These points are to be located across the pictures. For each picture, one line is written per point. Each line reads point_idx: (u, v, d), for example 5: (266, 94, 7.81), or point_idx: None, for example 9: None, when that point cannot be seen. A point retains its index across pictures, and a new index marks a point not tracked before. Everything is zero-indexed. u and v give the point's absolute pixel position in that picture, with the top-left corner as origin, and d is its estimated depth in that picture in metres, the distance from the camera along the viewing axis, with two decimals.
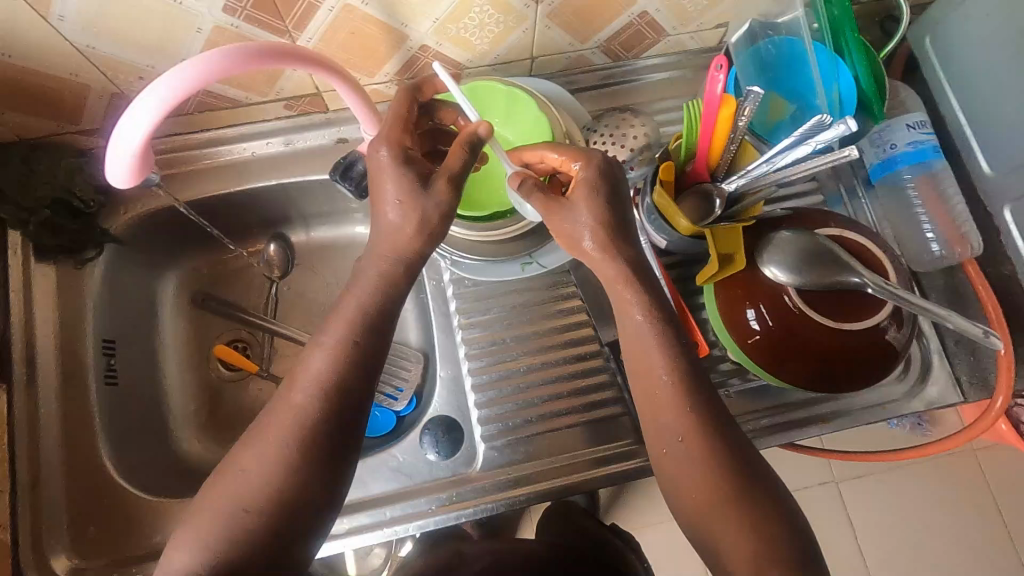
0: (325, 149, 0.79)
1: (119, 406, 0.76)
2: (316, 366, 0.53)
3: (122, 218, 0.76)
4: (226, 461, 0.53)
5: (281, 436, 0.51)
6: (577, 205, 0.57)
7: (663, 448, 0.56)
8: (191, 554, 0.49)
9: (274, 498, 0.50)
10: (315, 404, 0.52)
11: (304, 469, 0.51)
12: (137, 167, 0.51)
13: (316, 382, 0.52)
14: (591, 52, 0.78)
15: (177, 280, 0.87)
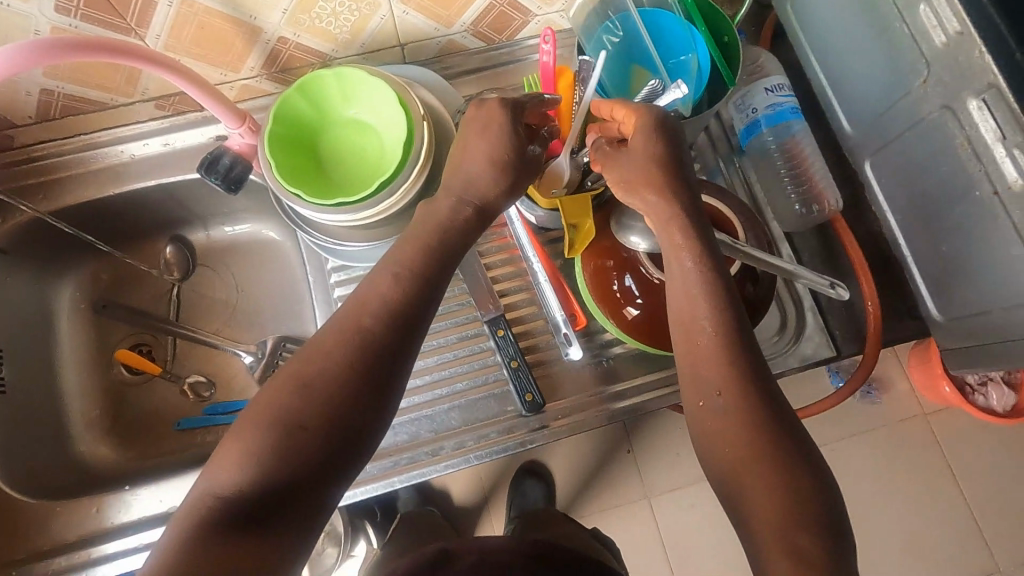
0: (203, 146, 0.80)
1: (10, 414, 0.76)
2: (381, 291, 0.53)
3: (1, 228, 0.76)
4: (279, 372, 0.50)
5: (345, 354, 0.50)
6: (634, 149, 0.58)
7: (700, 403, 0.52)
8: (240, 471, 0.46)
9: (324, 415, 0.48)
10: (380, 331, 0.51)
11: (357, 388, 0.49)
12: None
13: (384, 310, 0.52)
14: (461, 36, 0.79)
15: (76, 288, 0.88)
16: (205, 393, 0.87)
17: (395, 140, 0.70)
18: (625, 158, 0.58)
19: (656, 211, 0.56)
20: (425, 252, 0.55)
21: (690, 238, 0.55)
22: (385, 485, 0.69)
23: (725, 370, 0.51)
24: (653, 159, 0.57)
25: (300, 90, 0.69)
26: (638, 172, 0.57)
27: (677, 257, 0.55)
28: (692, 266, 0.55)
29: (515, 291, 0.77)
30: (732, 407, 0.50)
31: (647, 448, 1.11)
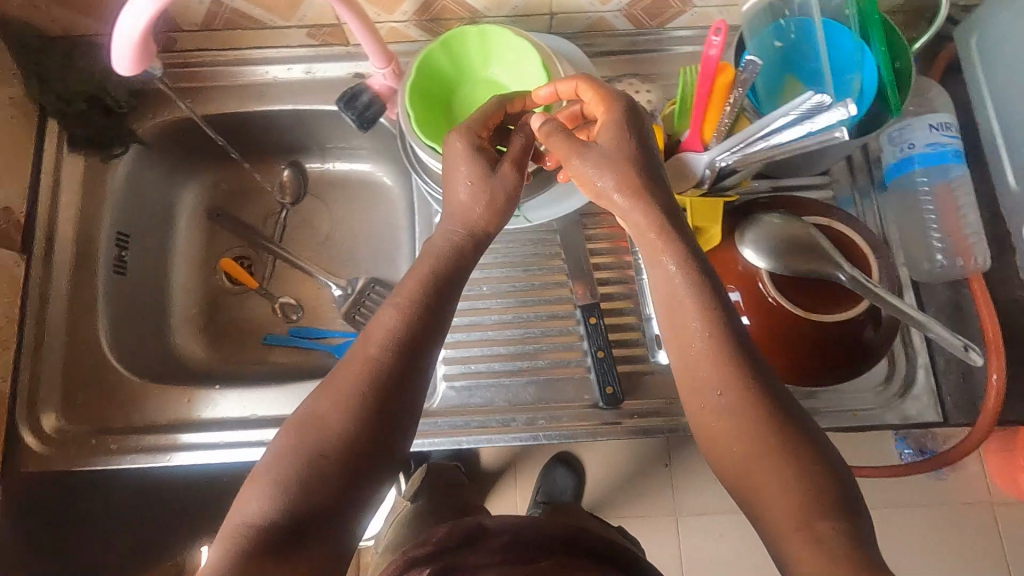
0: (341, 81, 0.82)
1: (125, 295, 0.81)
2: (388, 324, 0.53)
3: (149, 121, 0.82)
4: (295, 415, 0.52)
5: (358, 386, 0.51)
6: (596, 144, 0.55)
7: (704, 404, 0.50)
8: (264, 505, 0.47)
9: (341, 446, 0.49)
10: (388, 359, 0.52)
11: (372, 415, 0.50)
12: (140, 53, 0.56)
13: (385, 340, 0.52)
14: (612, 16, 0.77)
15: (196, 191, 0.92)
16: (292, 316, 0.91)
17: None
18: (590, 148, 0.55)
19: (638, 216, 0.54)
20: (423, 289, 0.55)
21: (669, 240, 0.53)
22: (452, 442, 0.71)
23: (722, 369, 0.49)
24: (625, 149, 0.55)
25: (443, 45, 0.69)
26: (609, 168, 0.54)
27: (660, 260, 0.53)
28: (673, 269, 0.53)
29: (613, 282, 0.76)
30: (732, 403, 0.49)
31: (686, 465, 1.09)
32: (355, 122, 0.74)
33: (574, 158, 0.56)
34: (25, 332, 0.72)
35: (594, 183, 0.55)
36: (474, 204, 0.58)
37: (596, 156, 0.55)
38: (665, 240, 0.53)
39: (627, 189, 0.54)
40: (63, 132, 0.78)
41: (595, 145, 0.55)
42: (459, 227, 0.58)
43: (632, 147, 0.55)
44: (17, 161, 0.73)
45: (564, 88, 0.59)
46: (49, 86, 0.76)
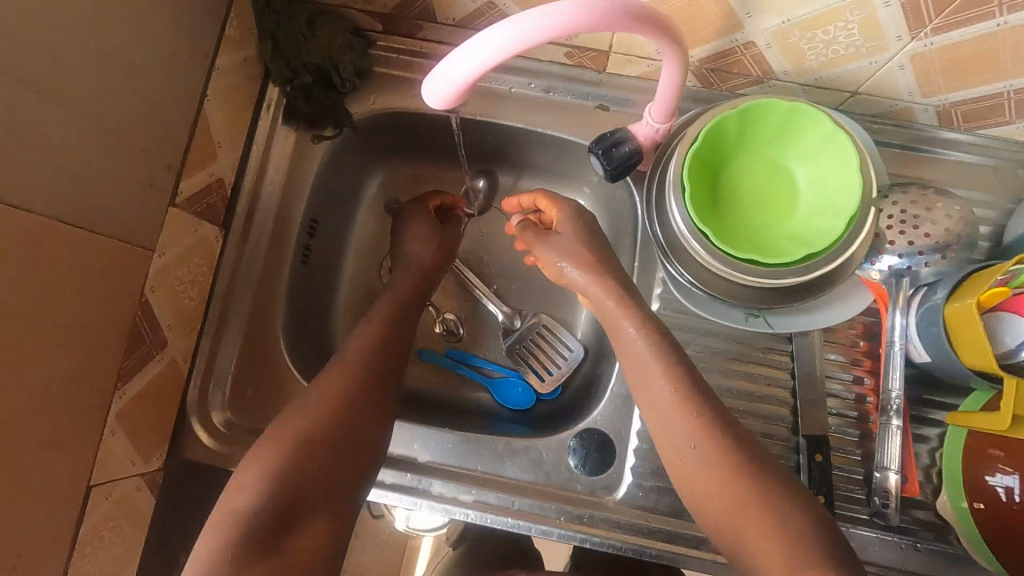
0: (582, 110, 0.73)
1: (305, 286, 0.76)
2: (365, 336, 0.66)
3: (367, 106, 0.74)
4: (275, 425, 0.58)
5: (361, 362, 0.64)
6: (565, 237, 0.66)
7: (680, 458, 0.56)
8: (251, 494, 0.52)
9: (337, 403, 0.59)
10: (361, 372, 0.62)
11: (370, 384, 0.63)
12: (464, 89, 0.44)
13: (359, 345, 0.64)
14: (922, 109, 0.66)
15: (380, 180, 0.84)
16: (455, 335, 0.85)
17: (828, 202, 0.59)
18: (555, 238, 0.66)
19: (600, 290, 0.62)
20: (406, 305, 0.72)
21: (628, 308, 0.61)
22: (633, 550, 0.64)
23: (695, 424, 0.56)
24: (584, 239, 0.65)
25: (743, 113, 0.59)
26: (568, 255, 0.64)
27: (622, 326, 0.61)
28: (635, 334, 0.60)
29: (838, 413, 0.67)
30: (708, 454, 0.55)
31: None
32: (602, 168, 0.64)
33: (540, 246, 0.67)
34: (210, 312, 0.68)
35: (557, 266, 0.66)
36: (431, 241, 0.76)
37: (560, 246, 0.65)
38: (624, 306, 0.61)
39: (586, 267, 0.63)
40: (282, 101, 0.72)
41: (562, 233, 0.66)
42: (424, 256, 0.75)
43: (592, 238, 0.66)
44: (238, 130, 0.68)
45: (521, 199, 0.72)
46: (280, 49, 0.68)
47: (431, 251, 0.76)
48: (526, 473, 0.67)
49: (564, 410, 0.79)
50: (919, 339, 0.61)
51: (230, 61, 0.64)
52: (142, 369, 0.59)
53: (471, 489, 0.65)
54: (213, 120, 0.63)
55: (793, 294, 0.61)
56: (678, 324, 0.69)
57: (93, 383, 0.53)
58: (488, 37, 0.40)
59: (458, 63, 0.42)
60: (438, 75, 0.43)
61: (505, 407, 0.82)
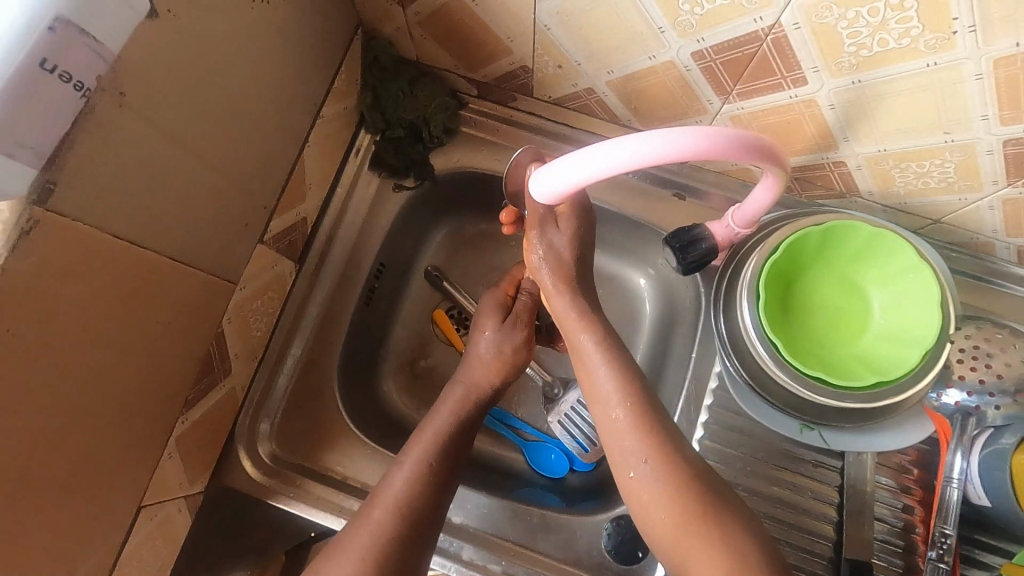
0: (658, 196, 0.74)
1: (362, 328, 0.77)
2: (396, 488, 0.57)
3: (448, 164, 0.76)
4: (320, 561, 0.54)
5: (388, 520, 0.55)
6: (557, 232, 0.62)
7: (630, 472, 0.57)
8: None
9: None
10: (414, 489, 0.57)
11: (391, 550, 0.54)
12: (565, 193, 0.49)
13: (390, 503, 0.56)
14: (1002, 246, 0.65)
15: (447, 230, 0.85)
16: None
17: (900, 333, 0.59)
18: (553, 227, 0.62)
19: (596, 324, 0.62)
20: (433, 444, 0.61)
21: (590, 322, 0.62)
22: None
23: (645, 442, 0.57)
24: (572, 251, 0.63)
25: (827, 230, 0.60)
26: (555, 256, 0.62)
27: (578, 336, 0.62)
28: (606, 356, 0.61)
29: (884, 541, 0.65)
30: (656, 474, 0.55)
31: None
32: (676, 261, 0.65)
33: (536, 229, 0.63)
34: (273, 343, 0.70)
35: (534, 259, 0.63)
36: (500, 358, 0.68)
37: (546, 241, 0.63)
38: (585, 321, 0.62)
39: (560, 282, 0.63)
40: (371, 149, 0.75)
41: (558, 230, 0.63)
42: (486, 372, 0.67)
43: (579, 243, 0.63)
44: (327, 172, 0.71)
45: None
46: (379, 104, 0.73)
47: (490, 364, 0.67)
48: (557, 552, 0.66)
49: (597, 491, 0.77)
50: (980, 483, 0.59)
51: (332, 110, 0.68)
52: (206, 396, 0.61)
53: (501, 560, 0.65)
54: (308, 164, 0.66)
55: (851, 415, 0.62)
56: (730, 420, 0.69)
57: (163, 411, 0.55)
58: (595, 154, 0.44)
59: (586, 164, 0.45)
60: (545, 179, 0.48)
61: (537, 473, 0.81)
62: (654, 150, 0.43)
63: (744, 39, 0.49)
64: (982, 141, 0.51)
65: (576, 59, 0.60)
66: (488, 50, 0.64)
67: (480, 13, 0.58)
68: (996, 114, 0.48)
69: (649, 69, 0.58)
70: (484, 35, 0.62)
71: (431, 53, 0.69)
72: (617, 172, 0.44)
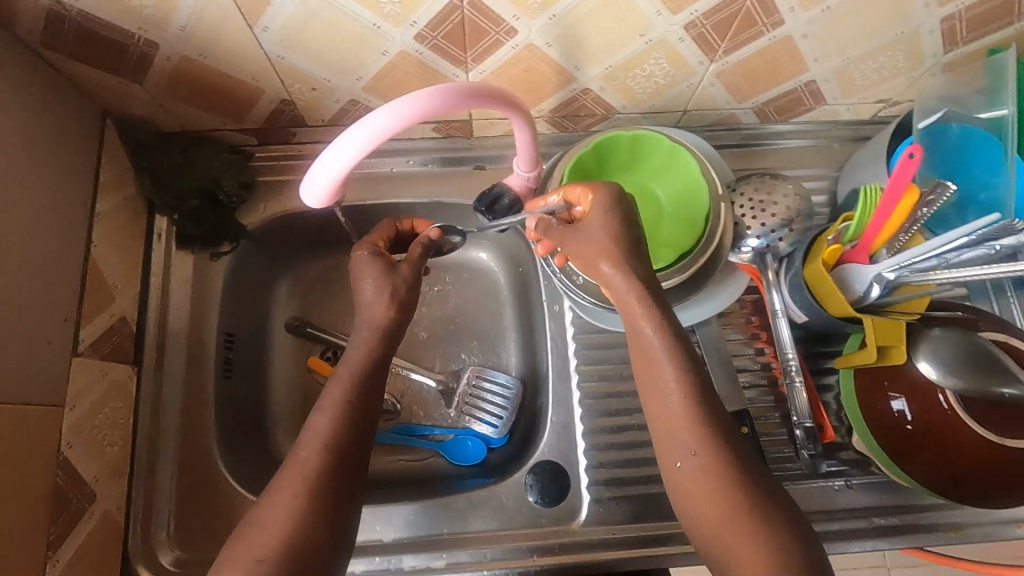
0: (462, 174, 0.79)
1: (231, 401, 0.76)
2: (321, 427, 0.53)
3: (259, 215, 0.77)
4: (246, 521, 0.49)
5: (314, 458, 0.51)
6: (591, 224, 0.58)
7: (676, 463, 0.50)
8: None
9: (280, 543, 0.47)
10: (318, 461, 0.51)
11: (326, 488, 0.50)
12: (340, 183, 0.50)
13: (316, 442, 0.52)
14: (743, 112, 0.77)
15: (291, 280, 0.86)
16: (392, 411, 0.85)
17: (688, 211, 0.68)
18: (578, 230, 0.59)
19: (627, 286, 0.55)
20: (352, 383, 0.56)
21: (649, 307, 0.54)
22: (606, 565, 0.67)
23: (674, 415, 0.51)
24: (613, 230, 0.57)
25: (595, 148, 0.68)
26: (598, 245, 0.57)
27: (639, 324, 0.54)
28: (654, 335, 0.53)
29: (751, 386, 0.74)
30: (705, 468, 0.49)
31: None
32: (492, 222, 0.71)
33: (568, 240, 0.59)
34: (137, 451, 0.67)
35: (591, 264, 0.58)
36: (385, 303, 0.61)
37: (583, 235, 0.58)
38: (647, 306, 0.54)
39: (612, 261, 0.56)
40: (172, 229, 0.74)
41: (587, 226, 0.58)
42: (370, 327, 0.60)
43: (625, 228, 0.58)
44: (131, 266, 0.69)
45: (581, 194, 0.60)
46: (162, 182, 0.71)
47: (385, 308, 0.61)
48: (490, 523, 0.69)
49: (518, 453, 0.81)
50: (795, 303, 0.69)
51: (111, 203, 0.67)
52: (74, 529, 0.57)
53: (442, 554, 0.67)
54: (104, 264, 0.64)
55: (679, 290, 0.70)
56: (591, 345, 0.75)
57: (24, 560, 0.51)
58: (352, 134, 0.47)
59: (347, 147, 0.47)
60: (315, 175, 0.49)
61: (459, 466, 0.82)
62: (401, 113, 0.46)
63: (446, 11, 0.55)
64: (669, 33, 0.60)
65: (324, 77, 0.64)
66: (241, 96, 0.66)
67: (215, 64, 0.60)
68: (664, 8, 0.57)
69: (389, 65, 0.62)
70: (230, 82, 0.63)
71: (190, 118, 0.69)
72: (380, 142, 0.47)
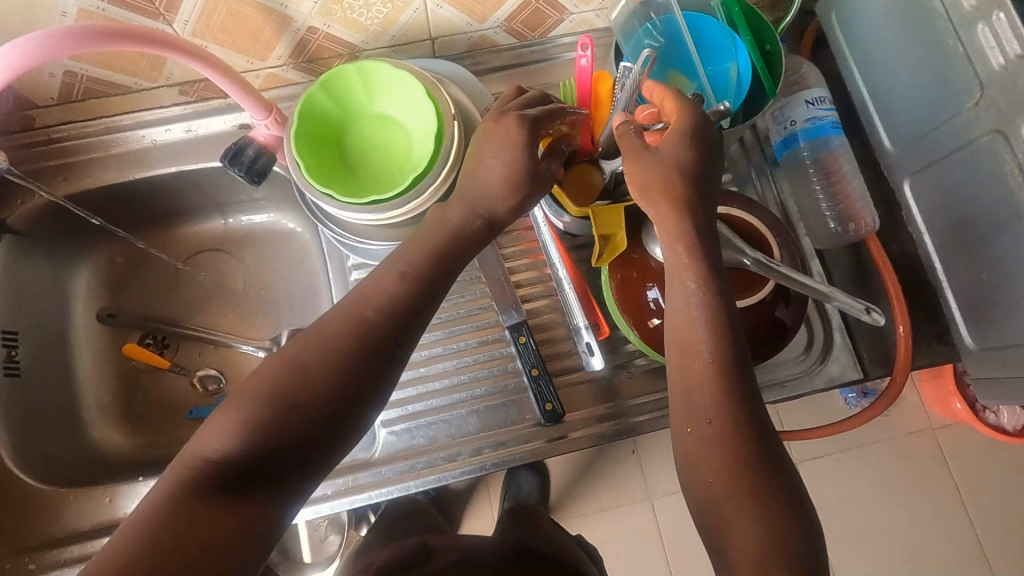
0: (225, 135, 0.79)
1: (24, 398, 0.75)
2: (387, 287, 0.53)
3: (20, 208, 0.75)
4: (297, 342, 0.50)
5: (373, 317, 0.51)
6: (664, 145, 0.54)
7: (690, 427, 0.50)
8: (229, 437, 0.46)
9: (319, 388, 0.48)
10: (377, 322, 0.51)
11: (368, 353, 0.50)
12: None
13: (385, 304, 0.52)
14: (493, 32, 0.77)
15: (92, 271, 0.87)
16: (217, 386, 0.86)
17: (424, 134, 0.68)
18: (655, 152, 0.54)
19: (666, 226, 0.53)
20: (435, 254, 0.55)
21: (695, 256, 0.53)
22: (402, 489, 0.69)
23: (705, 397, 0.49)
24: (681, 162, 0.54)
25: (324, 88, 0.67)
26: (665, 172, 0.53)
27: (683, 275, 0.53)
28: (695, 288, 0.52)
29: (535, 298, 0.75)
30: (721, 437, 0.48)
31: (650, 452, 1.06)
32: (244, 176, 0.71)
33: (632, 159, 0.55)
34: None
35: (639, 184, 0.54)
36: (510, 193, 0.57)
37: (657, 161, 0.54)
38: (694, 252, 0.53)
39: (669, 196, 0.53)
40: None
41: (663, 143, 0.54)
42: (480, 210, 0.57)
43: (692, 168, 0.54)
44: None
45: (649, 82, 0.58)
46: None
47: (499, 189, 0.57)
48: None
49: None
50: (551, 211, 0.70)
51: None
52: None
53: None
54: None
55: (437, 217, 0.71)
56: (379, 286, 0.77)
57: None
58: None
59: None
60: None
61: None
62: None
63: None
64: None
65: None
66: None
67: None
68: None
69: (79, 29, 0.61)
70: None
71: None
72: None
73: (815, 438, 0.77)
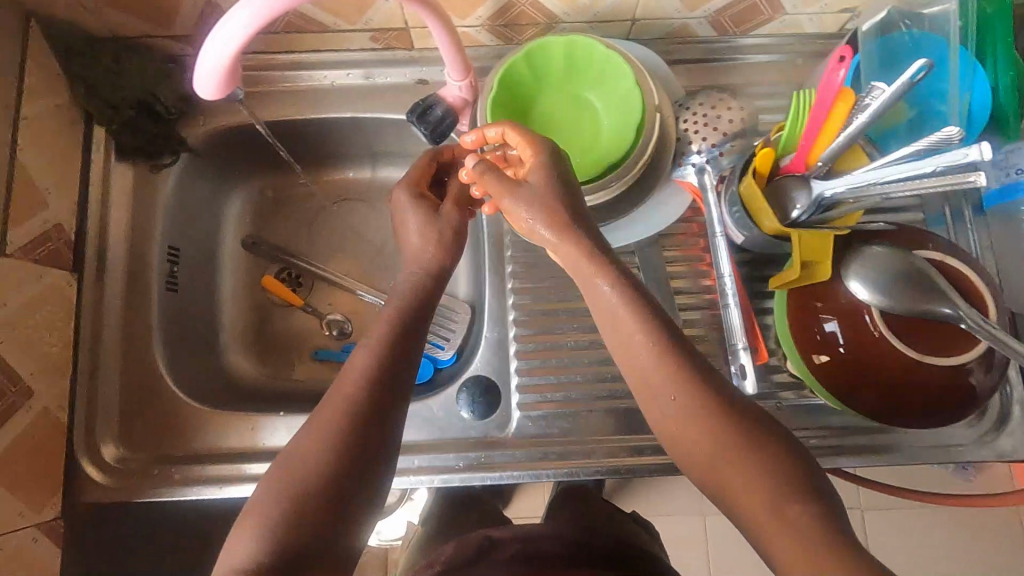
0: (402, 88, 0.78)
1: (177, 313, 0.78)
2: (362, 359, 0.53)
3: (200, 129, 0.77)
4: (293, 441, 0.50)
5: (362, 385, 0.51)
6: (533, 182, 0.56)
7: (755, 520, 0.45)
8: (253, 546, 0.44)
9: (331, 468, 0.47)
10: (367, 390, 0.51)
11: (369, 418, 0.50)
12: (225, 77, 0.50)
13: (361, 371, 0.52)
14: (697, 22, 0.73)
15: (243, 200, 0.88)
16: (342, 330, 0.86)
17: (620, 123, 0.66)
18: (523, 187, 0.56)
19: (570, 249, 0.54)
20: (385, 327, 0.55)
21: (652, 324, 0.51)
22: (530, 475, 0.68)
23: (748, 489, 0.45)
24: (555, 190, 0.55)
25: (526, 56, 0.65)
26: (537, 207, 0.55)
27: (597, 285, 0.53)
28: (609, 292, 0.52)
29: (690, 307, 0.73)
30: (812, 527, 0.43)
31: None
32: (424, 133, 0.70)
33: (506, 197, 0.56)
34: (80, 355, 0.69)
35: (527, 224, 0.56)
36: (426, 245, 0.62)
37: (536, 195, 0.55)
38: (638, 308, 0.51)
39: (555, 223, 0.54)
40: (111, 139, 0.74)
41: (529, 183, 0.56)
42: (419, 269, 0.62)
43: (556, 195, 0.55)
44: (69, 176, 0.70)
45: (493, 132, 0.60)
46: (96, 91, 0.70)
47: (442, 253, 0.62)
48: (421, 433, 0.70)
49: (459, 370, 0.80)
50: (733, 222, 0.67)
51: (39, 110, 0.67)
52: (9, 422, 0.61)
53: None
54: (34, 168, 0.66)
55: (611, 207, 0.69)
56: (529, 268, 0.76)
57: None
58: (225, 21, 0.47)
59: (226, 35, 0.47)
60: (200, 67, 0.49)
61: None
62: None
63: None
64: None
65: None
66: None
67: None
68: None
69: None
70: None
71: (117, 23, 0.68)
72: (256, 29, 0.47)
73: (958, 505, 0.73)
